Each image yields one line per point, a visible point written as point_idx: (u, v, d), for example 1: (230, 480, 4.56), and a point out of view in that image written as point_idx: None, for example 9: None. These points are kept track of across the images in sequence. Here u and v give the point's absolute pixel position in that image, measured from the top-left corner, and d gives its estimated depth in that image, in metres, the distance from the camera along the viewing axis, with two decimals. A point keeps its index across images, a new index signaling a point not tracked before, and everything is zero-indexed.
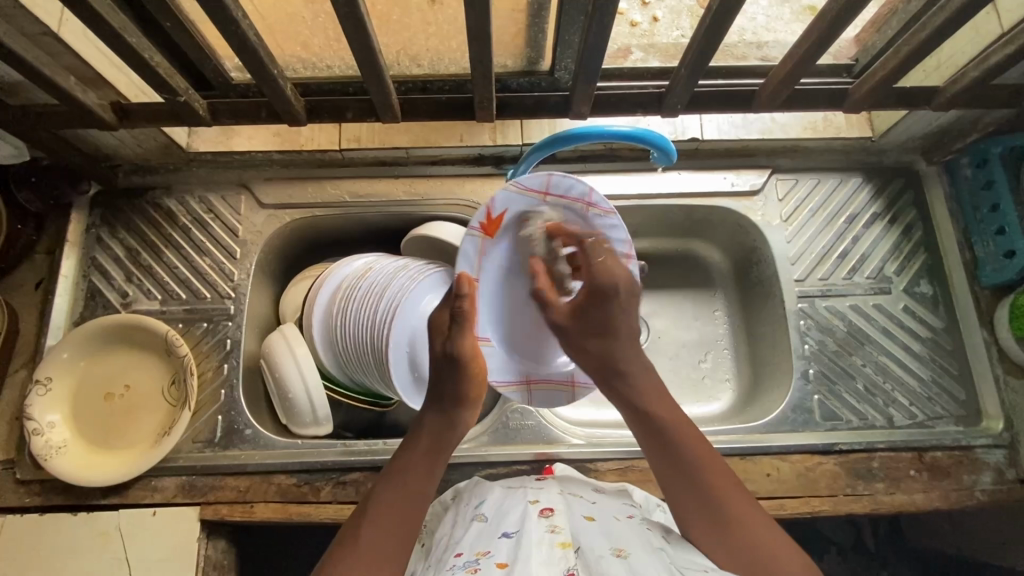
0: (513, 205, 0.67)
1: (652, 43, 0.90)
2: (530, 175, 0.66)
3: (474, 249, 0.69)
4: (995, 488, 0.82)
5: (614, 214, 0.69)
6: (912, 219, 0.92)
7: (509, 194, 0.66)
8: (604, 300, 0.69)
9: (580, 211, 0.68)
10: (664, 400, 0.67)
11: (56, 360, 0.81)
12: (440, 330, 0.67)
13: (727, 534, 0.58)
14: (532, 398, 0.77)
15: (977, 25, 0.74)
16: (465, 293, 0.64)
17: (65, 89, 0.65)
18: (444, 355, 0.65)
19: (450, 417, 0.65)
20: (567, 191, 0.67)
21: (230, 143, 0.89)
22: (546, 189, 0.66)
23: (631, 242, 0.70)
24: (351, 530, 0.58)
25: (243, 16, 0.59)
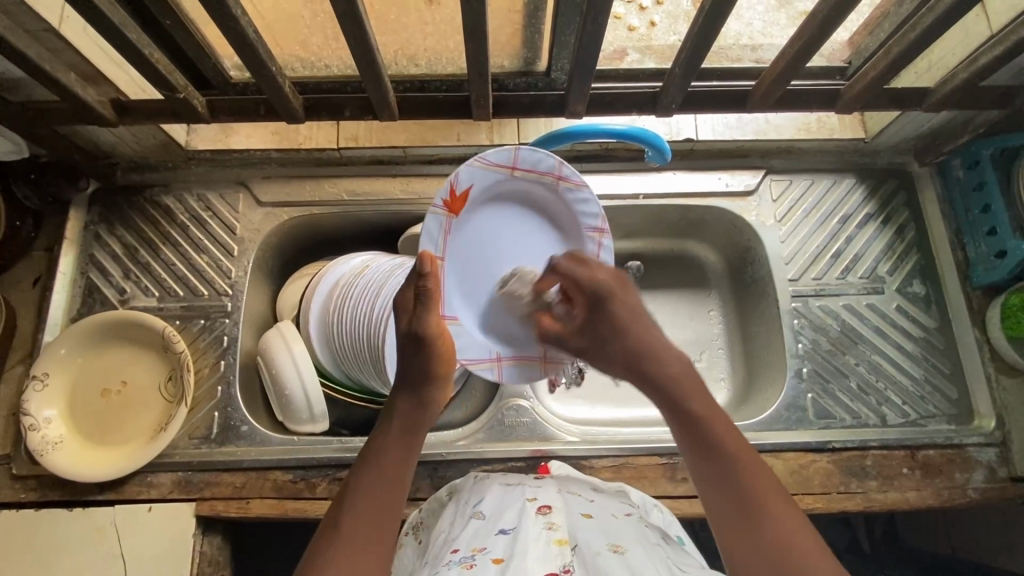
0: (478, 180, 0.69)
1: (649, 46, 0.91)
2: (497, 151, 0.68)
3: (439, 227, 0.69)
4: (986, 486, 0.82)
5: (585, 188, 0.71)
6: (905, 220, 0.93)
7: (474, 169, 0.68)
8: (597, 297, 0.65)
9: (551, 184, 0.71)
10: (698, 387, 0.59)
11: (53, 356, 0.81)
12: (406, 306, 0.65)
13: (759, 535, 0.50)
14: (505, 375, 0.74)
15: (967, 26, 0.75)
16: (429, 271, 0.62)
17: (65, 85, 0.66)
18: (410, 334, 0.64)
19: (421, 399, 0.64)
20: (535, 165, 0.69)
21: (228, 142, 0.90)
22: (512, 164, 0.69)
23: (603, 216, 0.73)
24: (330, 522, 0.55)
25: (243, 12, 0.59)
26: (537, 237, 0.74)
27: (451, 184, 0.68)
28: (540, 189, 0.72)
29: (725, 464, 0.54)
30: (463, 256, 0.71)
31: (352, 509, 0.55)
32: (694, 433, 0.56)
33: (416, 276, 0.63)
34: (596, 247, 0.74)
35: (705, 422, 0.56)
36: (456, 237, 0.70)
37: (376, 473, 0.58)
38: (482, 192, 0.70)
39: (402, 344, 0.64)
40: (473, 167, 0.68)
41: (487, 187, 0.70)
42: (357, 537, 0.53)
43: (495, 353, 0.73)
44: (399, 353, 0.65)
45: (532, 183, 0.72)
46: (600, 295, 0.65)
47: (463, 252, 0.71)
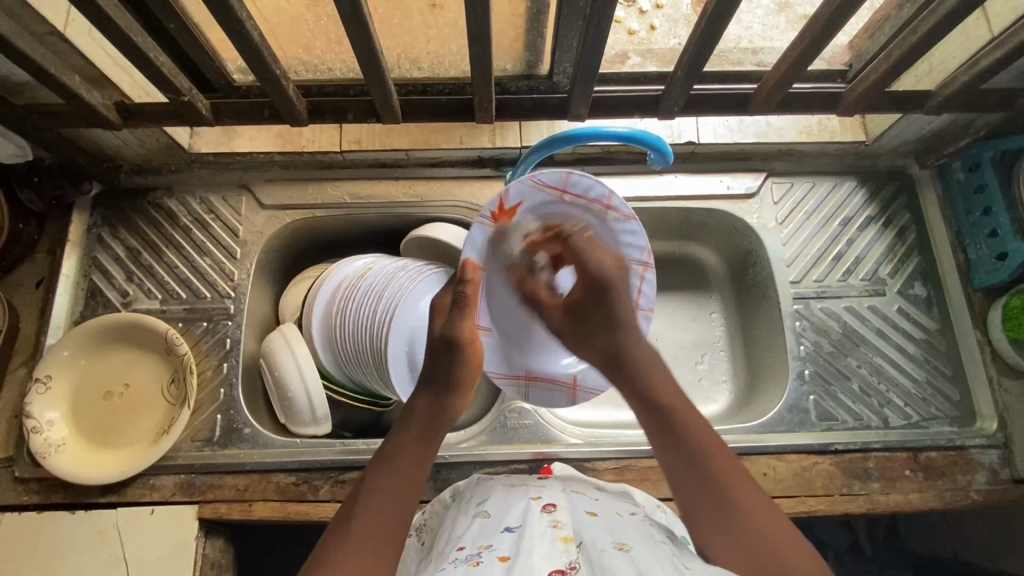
0: (527, 199, 0.65)
1: (650, 49, 0.91)
2: (551, 171, 0.63)
3: (482, 237, 0.68)
4: (989, 488, 0.82)
5: (635, 220, 0.67)
6: (906, 223, 0.94)
7: (524, 188, 0.64)
8: (596, 285, 0.69)
9: (598, 211, 0.67)
10: (669, 384, 0.64)
11: (56, 358, 0.81)
12: (442, 312, 0.70)
13: (728, 519, 0.54)
14: (529, 395, 0.78)
15: (966, 30, 0.76)
16: (469, 279, 0.67)
17: (70, 88, 0.66)
18: (444, 338, 0.68)
19: (440, 401, 0.65)
20: (586, 191, 0.65)
21: (231, 144, 0.90)
22: (563, 187, 0.64)
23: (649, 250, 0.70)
24: (344, 516, 0.55)
25: (248, 16, 0.60)
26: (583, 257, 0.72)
27: (499, 198, 0.65)
28: (591, 216, 0.68)
29: (694, 448, 0.58)
30: (500, 266, 0.72)
31: (367, 502, 0.56)
32: (661, 421, 0.61)
33: (457, 283, 0.69)
34: (639, 281, 0.72)
35: (676, 412, 0.61)
36: (496, 251, 0.70)
37: (389, 470, 0.58)
38: (530, 210, 0.67)
39: (435, 347, 0.68)
40: (522, 185, 0.64)
41: (537, 206, 0.67)
42: (371, 531, 0.53)
43: (523, 373, 0.77)
44: (430, 356, 0.68)
45: (582, 209, 0.67)
46: (606, 279, 0.68)
47: (501, 266, 0.71)
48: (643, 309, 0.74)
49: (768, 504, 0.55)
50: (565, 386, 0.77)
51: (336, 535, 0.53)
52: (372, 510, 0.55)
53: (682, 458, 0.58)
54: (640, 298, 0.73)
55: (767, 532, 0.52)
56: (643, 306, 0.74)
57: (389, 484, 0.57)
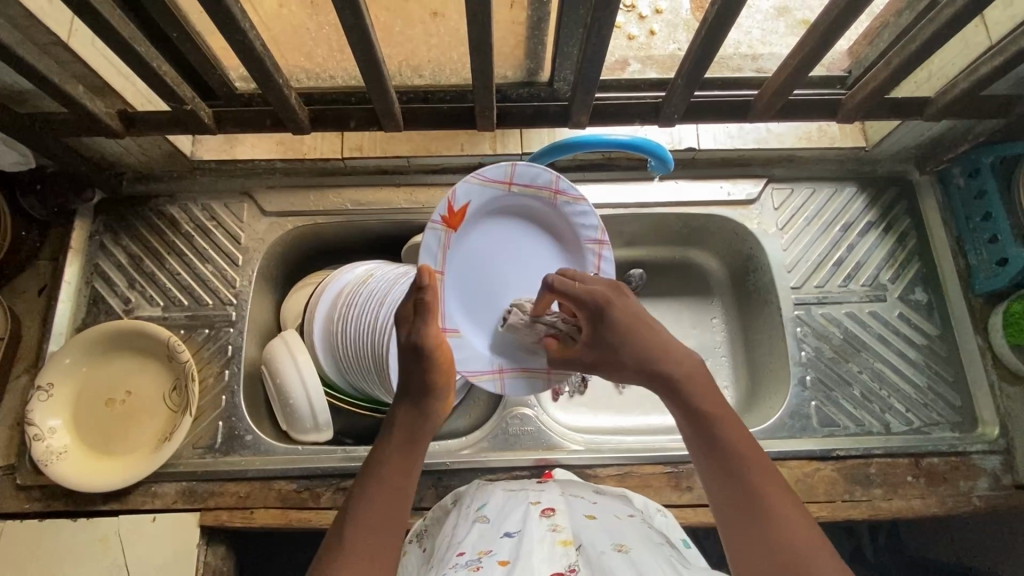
0: (474, 197, 0.73)
1: (650, 55, 0.91)
2: (494, 168, 0.72)
3: (438, 242, 0.72)
4: (991, 494, 0.82)
5: (582, 201, 0.76)
6: (906, 229, 0.94)
7: (472, 187, 0.72)
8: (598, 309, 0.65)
9: (547, 199, 0.76)
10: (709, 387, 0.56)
11: (57, 365, 0.81)
12: (405, 319, 0.66)
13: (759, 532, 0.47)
14: (506, 387, 0.77)
15: (965, 37, 0.76)
16: (427, 284, 0.64)
17: (74, 98, 0.66)
18: (409, 345, 0.64)
19: (421, 408, 0.63)
20: (532, 180, 0.74)
21: (233, 152, 0.91)
22: (508, 179, 0.73)
23: (600, 228, 0.77)
24: (334, 533, 0.53)
25: (251, 27, 0.60)
26: (541, 246, 0.79)
27: (447, 204, 0.71)
28: (538, 203, 0.77)
29: (733, 463, 0.51)
30: (461, 266, 0.75)
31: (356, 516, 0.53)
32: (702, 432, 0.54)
33: (414, 290, 0.65)
34: (596, 259, 0.78)
35: (716, 424, 0.54)
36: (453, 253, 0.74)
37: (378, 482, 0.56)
38: (479, 208, 0.74)
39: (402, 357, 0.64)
40: (470, 185, 0.72)
41: (484, 202, 0.74)
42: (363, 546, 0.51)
43: (497, 366, 0.76)
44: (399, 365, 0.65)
45: (530, 198, 0.76)
46: (599, 306, 0.65)
47: (460, 267, 0.75)
48: None
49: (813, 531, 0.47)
50: (541, 373, 0.77)
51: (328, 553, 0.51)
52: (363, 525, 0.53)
53: (719, 471, 0.51)
54: (600, 275, 0.79)
55: (804, 553, 0.45)
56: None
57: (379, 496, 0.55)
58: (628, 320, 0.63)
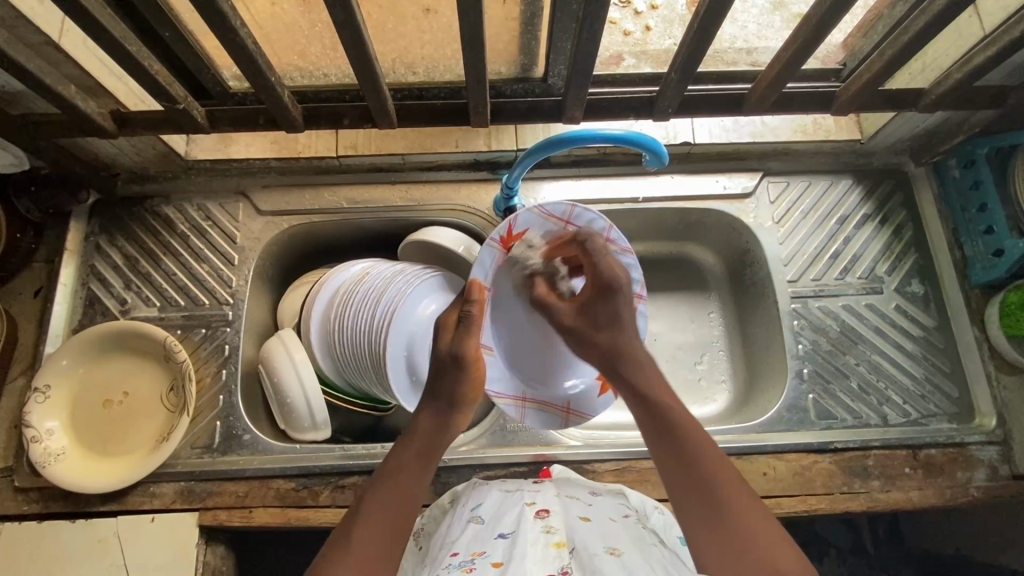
0: (534, 227, 0.72)
1: (644, 50, 0.91)
2: (555, 202, 0.70)
3: (492, 260, 0.73)
4: (989, 485, 0.83)
5: (631, 253, 0.74)
6: (903, 220, 0.94)
7: (532, 218, 0.71)
8: (609, 286, 0.70)
9: None
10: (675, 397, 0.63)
11: (54, 367, 0.81)
12: (447, 327, 0.70)
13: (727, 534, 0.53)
14: (526, 416, 0.79)
15: (959, 28, 0.76)
16: (476, 299, 0.69)
17: (67, 98, 0.66)
18: (450, 355, 0.68)
19: (445, 418, 0.65)
20: (588, 223, 0.72)
21: (228, 151, 0.90)
22: (568, 219, 0.71)
23: (642, 282, 0.76)
24: (346, 526, 0.56)
25: (242, 24, 0.60)
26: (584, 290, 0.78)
27: (510, 224, 0.71)
28: None
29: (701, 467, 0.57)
30: (506, 289, 0.76)
31: (371, 510, 0.56)
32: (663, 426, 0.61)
33: (462, 301, 0.71)
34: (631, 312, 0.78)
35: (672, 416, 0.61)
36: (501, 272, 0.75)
37: (394, 483, 0.59)
38: (536, 238, 0.73)
39: (441, 366, 0.68)
40: (532, 214, 0.71)
41: (543, 234, 0.73)
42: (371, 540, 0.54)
43: (519, 395, 0.79)
44: (435, 372, 0.68)
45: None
46: (613, 283, 0.70)
47: (504, 289, 0.76)
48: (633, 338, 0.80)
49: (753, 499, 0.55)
50: (559, 409, 0.80)
51: (339, 542, 0.54)
52: (374, 520, 0.55)
53: (677, 459, 0.58)
54: None
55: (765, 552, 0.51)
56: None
57: (394, 496, 0.58)
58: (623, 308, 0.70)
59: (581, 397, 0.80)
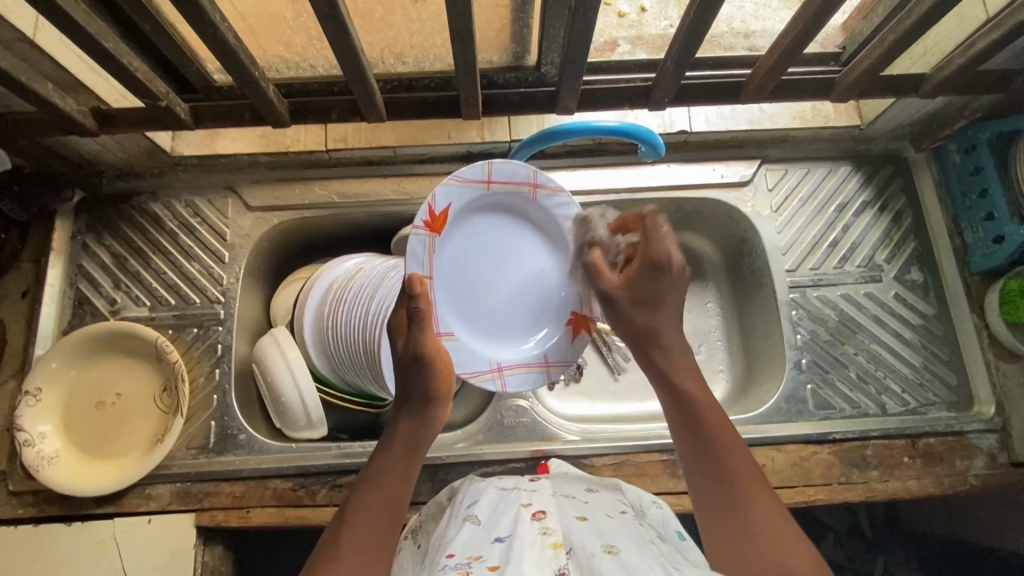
0: (455, 199, 0.66)
1: (640, 34, 0.89)
2: (469, 167, 0.66)
3: (424, 248, 0.64)
4: (987, 473, 0.83)
5: (562, 193, 0.71)
6: (902, 207, 0.93)
7: (451, 187, 0.65)
8: (659, 268, 0.64)
9: (528, 195, 0.70)
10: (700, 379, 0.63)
11: (44, 370, 0.80)
12: (400, 330, 0.62)
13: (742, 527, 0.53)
14: (508, 385, 0.72)
15: (964, 10, 0.74)
16: (420, 293, 0.59)
17: (44, 97, 0.64)
18: (411, 355, 0.61)
19: (423, 415, 0.62)
20: (510, 176, 0.68)
21: (214, 146, 0.88)
22: (488, 177, 0.67)
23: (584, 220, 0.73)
24: (331, 534, 0.55)
25: (222, 18, 0.58)
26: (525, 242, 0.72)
27: (429, 204, 0.64)
28: (517, 200, 0.71)
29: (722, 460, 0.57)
30: (448, 271, 0.68)
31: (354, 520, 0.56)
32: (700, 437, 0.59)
33: (407, 298, 0.61)
34: None
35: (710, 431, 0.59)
36: (441, 256, 0.67)
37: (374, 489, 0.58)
38: (460, 210, 0.67)
39: (405, 367, 0.61)
40: (449, 186, 0.65)
41: (465, 205, 0.67)
42: (356, 548, 0.53)
43: (495, 365, 0.71)
44: (401, 375, 0.62)
45: (509, 195, 0.70)
46: (663, 263, 0.64)
47: (450, 271, 0.68)
48: None
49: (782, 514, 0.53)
50: (536, 365, 0.73)
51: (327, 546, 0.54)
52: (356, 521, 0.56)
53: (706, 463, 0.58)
54: None
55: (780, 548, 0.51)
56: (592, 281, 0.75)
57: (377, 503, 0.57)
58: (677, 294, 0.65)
59: (557, 347, 0.74)
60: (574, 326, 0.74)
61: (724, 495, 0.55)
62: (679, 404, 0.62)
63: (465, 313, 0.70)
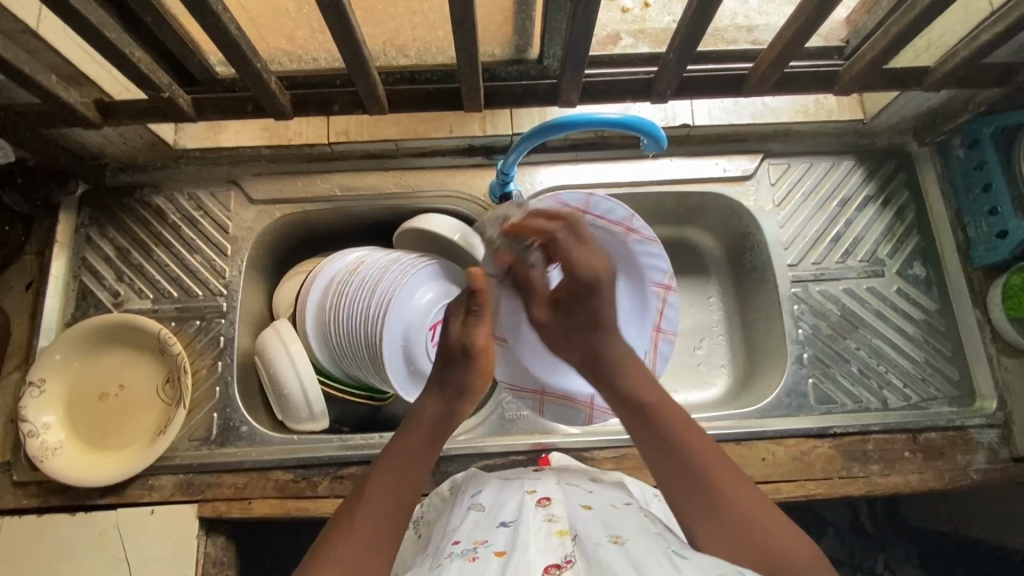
0: (545, 217, 0.77)
1: (643, 29, 0.89)
2: (571, 194, 0.77)
3: (499, 249, 0.76)
4: (988, 467, 0.82)
5: (655, 243, 0.82)
6: (905, 202, 0.92)
7: (548, 202, 0.77)
8: (590, 290, 0.70)
9: (621, 235, 0.80)
10: (649, 381, 0.64)
11: (48, 361, 0.80)
12: (456, 316, 0.71)
13: (723, 517, 0.53)
14: (544, 410, 0.84)
15: (967, 3, 0.73)
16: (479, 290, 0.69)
17: (48, 88, 0.64)
18: (459, 344, 0.68)
19: (451, 404, 0.65)
20: (607, 212, 0.78)
21: (217, 139, 0.88)
22: (584, 208, 0.77)
23: (668, 272, 0.85)
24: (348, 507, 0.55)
25: (224, 8, 0.58)
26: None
27: (513, 217, 0.74)
28: (609, 236, 0.80)
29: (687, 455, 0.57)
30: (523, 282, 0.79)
31: (366, 505, 0.54)
32: (669, 446, 0.58)
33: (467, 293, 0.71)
34: (658, 301, 0.85)
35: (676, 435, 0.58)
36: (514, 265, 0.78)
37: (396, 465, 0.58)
38: None
39: (450, 355, 0.68)
40: (543, 204, 0.76)
41: None
42: (367, 534, 0.52)
43: (539, 387, 0.84)
44: (441, 359, 0.68)
45: (605, 232, 0.79)
46: (591, 284, 0.70)
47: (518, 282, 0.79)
48: (663, 331, 0.86)
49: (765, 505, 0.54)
50: (580, 405, 0.83)
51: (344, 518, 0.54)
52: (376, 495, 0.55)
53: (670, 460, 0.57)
54: (660, 320, 0.86)
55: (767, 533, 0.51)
56: (663, 329, 0.86)
57: (392, 484, 0.56)
58: (608, 308, 0.69)
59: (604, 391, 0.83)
60: None
61: (705, 494, 0.54)
62: (632, 413, 0.62)
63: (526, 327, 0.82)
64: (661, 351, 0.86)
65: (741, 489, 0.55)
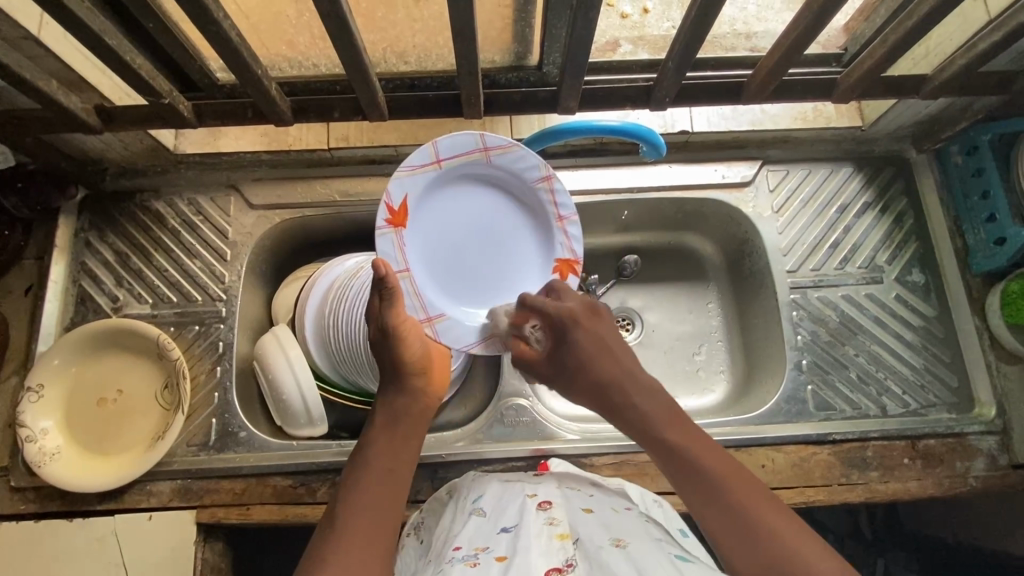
0: (408, 189, 0.67)
1: (642, 35, 0.89)
2: (411, 154, 0.66)
3: (391, 246, 0.66)
4: (987, 474, 0.82)
5: (516, 145, 0.68)
6: (903, 209, 0.93)
7: (402, 179, 0.66)
8: (567, 329, 0.63)
9: (483, 158, 0.69)
10: (670, 415, 0.57)
11: (46, 366, 0.80)
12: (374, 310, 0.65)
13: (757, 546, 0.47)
14: None
15: (965, 12, 0.74)
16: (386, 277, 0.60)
17: (48, 95, 0.64)
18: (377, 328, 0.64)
19: (401, 384, 0.63)
20: (455, 147, 0.67)
21: (217, 144, 0.88)
22: (435, 157, 0.67)
23: (545, 162, 0.69)
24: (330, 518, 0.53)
25: (224, 16, 0.58)
26: (496, 206, 0.72)
27: (386, 205, 0.66)
28: (474, 168, 0.70)
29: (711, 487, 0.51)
30: (426, 255, 0.70)
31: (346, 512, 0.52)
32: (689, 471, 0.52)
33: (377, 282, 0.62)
34: (552, 197, 0.71)
35: (685, 450, 0.54)
36: (409, 249, 0.68)
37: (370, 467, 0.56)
38: (417, 199, 0.68)
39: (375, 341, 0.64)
40: (400, 179, 0.66)
41: (421, 190, 0.68)
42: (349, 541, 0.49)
43: None
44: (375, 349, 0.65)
45: (465, 166, 0.69)
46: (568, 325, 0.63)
47: (422, 256, 0.69)
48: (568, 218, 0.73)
49: (795, 520, 0.48)
50: None
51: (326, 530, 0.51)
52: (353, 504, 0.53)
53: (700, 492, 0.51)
54: (558, 211, 0.72)
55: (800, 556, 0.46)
56: (566, 216, 0.72)
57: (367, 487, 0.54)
58: (592, 344, 0.62)
59: None
60: (560, 273, 0.74)
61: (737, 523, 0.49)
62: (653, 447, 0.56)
63: (460, 292, 0.72)
64: (575, 237, 0.73)
65: (776, 517, 0.48)
